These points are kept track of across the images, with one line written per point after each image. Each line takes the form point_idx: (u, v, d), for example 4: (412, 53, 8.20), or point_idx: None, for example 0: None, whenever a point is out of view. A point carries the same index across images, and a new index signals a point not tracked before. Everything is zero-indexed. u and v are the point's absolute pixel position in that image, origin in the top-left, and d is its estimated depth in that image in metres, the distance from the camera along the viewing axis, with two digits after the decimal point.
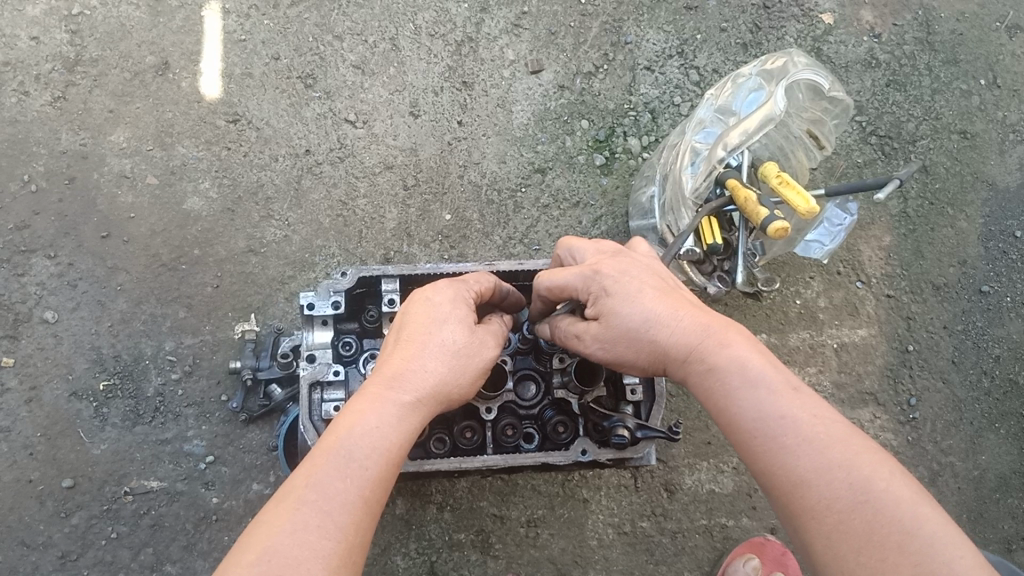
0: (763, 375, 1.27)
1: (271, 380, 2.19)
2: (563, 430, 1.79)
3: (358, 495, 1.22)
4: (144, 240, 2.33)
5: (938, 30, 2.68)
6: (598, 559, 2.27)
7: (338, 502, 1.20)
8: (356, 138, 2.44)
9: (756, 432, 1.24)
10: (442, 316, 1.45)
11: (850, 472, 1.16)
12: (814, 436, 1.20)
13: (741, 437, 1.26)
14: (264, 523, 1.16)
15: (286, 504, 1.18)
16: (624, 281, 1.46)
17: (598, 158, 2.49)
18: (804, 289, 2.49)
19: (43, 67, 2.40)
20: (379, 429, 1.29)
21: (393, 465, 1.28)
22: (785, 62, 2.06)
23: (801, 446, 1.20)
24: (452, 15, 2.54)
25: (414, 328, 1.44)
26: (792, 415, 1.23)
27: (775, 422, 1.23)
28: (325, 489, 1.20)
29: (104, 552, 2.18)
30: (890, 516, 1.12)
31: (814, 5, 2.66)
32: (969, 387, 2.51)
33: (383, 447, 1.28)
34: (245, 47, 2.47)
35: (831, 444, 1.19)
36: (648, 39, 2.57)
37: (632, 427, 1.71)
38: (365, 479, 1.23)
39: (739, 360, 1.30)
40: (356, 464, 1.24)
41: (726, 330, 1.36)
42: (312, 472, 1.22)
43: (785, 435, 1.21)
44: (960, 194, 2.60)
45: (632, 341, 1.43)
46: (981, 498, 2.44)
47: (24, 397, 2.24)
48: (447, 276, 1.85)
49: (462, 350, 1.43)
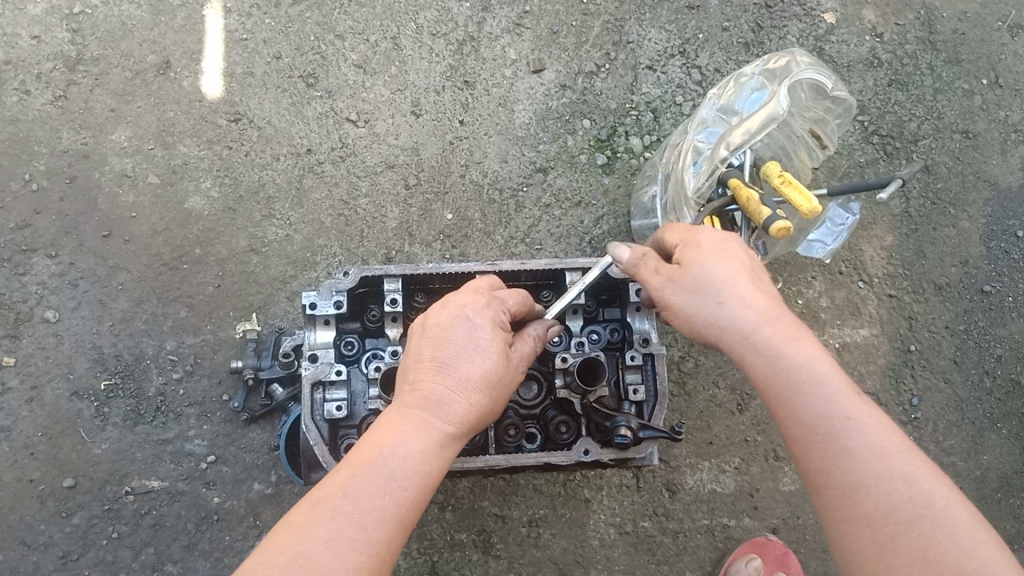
0: (830, 380, 1.30)
1: (273, 380, 2.18)
2: (566, 430, 1.79)
3: (393, 513, 1.23)
4: (144, 240, 2.33)
5: (940, 29, 2.67)
6: (600, 559, 2.26)
7: (373, 517, 1.21)
8: (358, 137, 2.44)
9: (819, 432, 1.26)
10: (482, 336, 1.43)
11: (912, 485, 1.20)
12: (878, 443, 1.23)
13: (799, 435, 1.28)
14: (295, 526, 1.18)
15: (320, 510, 1.20)
16: (723, 246, 1.44)
17: (600, 157, 2.49)
18: (806, 288, 2.48)
19: (44, 66, 2.40)
20: (415, 451, 1.31)
21: (427, 489, 1.30)
22: (787, 61, 2.06)
23: (864, 453, 1.23)
24: (453, 14, 2.54)
25: (450, 340, 1.43)
26: (858, 422, 1.25)
27: (841, 425, 1.25)
28: (363, 502, 1.22)
29: (105, 551, 2.18)
30: (946, 533, 1.15)
31: (816, 4, 2.65)
32: (971, 386, 2.51)
33: (419, 470, 1.29)
34: (246, 46, 2.46)
35: (893, 456, 1.22)
36: (650, 38, 2.57)
37: (635, 427, 1.70)
38: (401, 501, 1.25)
39: (805, 360, 1.32)
40: (394, 483, 1.26)
41: (785, 331, 1.35)
42: (348, 484, 1.23)
43: (852, 441, 1.24)
44: (962, 194, 2.60)
45: (698, 295, 1.41)
46: (983, 497, 2.44)
47: (26, 396, 2.24)
48: (448, 275, 1.84)
49: (500, 375, 1.43)
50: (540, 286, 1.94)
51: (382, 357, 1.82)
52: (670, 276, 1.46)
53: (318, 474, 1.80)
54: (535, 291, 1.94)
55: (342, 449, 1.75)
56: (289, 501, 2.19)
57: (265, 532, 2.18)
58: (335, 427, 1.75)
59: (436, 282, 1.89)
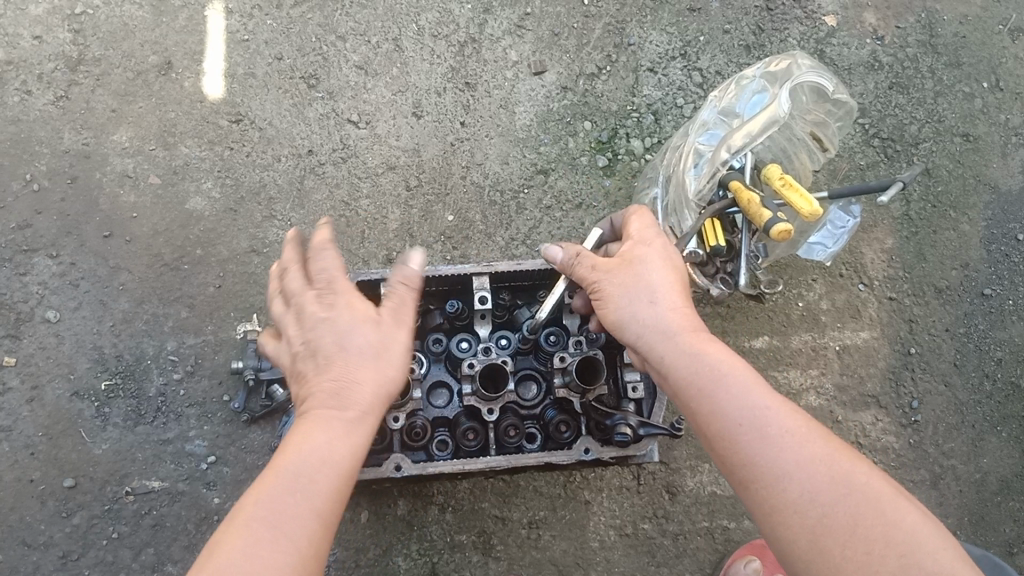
0: (747, 381, 1.38)
1: (274, 380, 2.20)
2: (565, 429, 1.78)
3: (318, 514, 1.27)
4: (145, 240, 2.33)
5: (940, 33, 2.68)
6: (600, 561, 2.26)
7: (298, 521, 1.25)
8: (359, 138, 2.44)
9: (739, 425, 1.33)
10: (358, 330, 1.44)
11: (831, 466, 1.25)
12: (792, 430, 1.30)
13: (720, 430, 1.34)
14: (232, 537, 1.21)
15: (237, 523, 1.23)
16: (662, 253, 1.58)
17: (601, 159, 2.49)
18: (807, 291, 2.49)
19: (45, 66, 2.40)
20: (331, 453, 1.34)
21: (345, 486, 1.34)
22: (788, 64, 2.06)
23: (782, 440, 1.29)
24: (455, 16, 2.54)
25: (332, 340, 1.43)
26: (773, 414, 1.32)
27: (755, 417, 1.32)
28: (275, 512, 1.24)
29: (105, 551, 2.17)
30: (873, 508, 1.21)
31: (817, 8, 2.66)
32: (971, 390, 2.51)
33: (337, 468, 1.33)
34: (248, 47, 2.47)
35: (811, 440, 1.29)
36: (651, 40, 2.58)
37: (635, 425, 1.71)
38: (319, 501, 1.29)
39: (725, 363, 1.41)
40: (308, 497, 1.28)
41: (703, 338, 1.47)
42: (266, 492, 1.27)
43: (769, 429, 1.31)
44: (963, 197, 2.60)
45: (633, 293, 1.54)
46: (983, 500, 2.44)
47: (26, 396, 2.23)
48: (443, 278, 1.84)
49: (382, 365, 1.44)
50: (537, 285, 1.93)
51: None
52: (608, 271, 1.58)
53: None
54: (533, 292, 1.94)
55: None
56: None
57: None
58: None
59: (432, 285, 1.87)
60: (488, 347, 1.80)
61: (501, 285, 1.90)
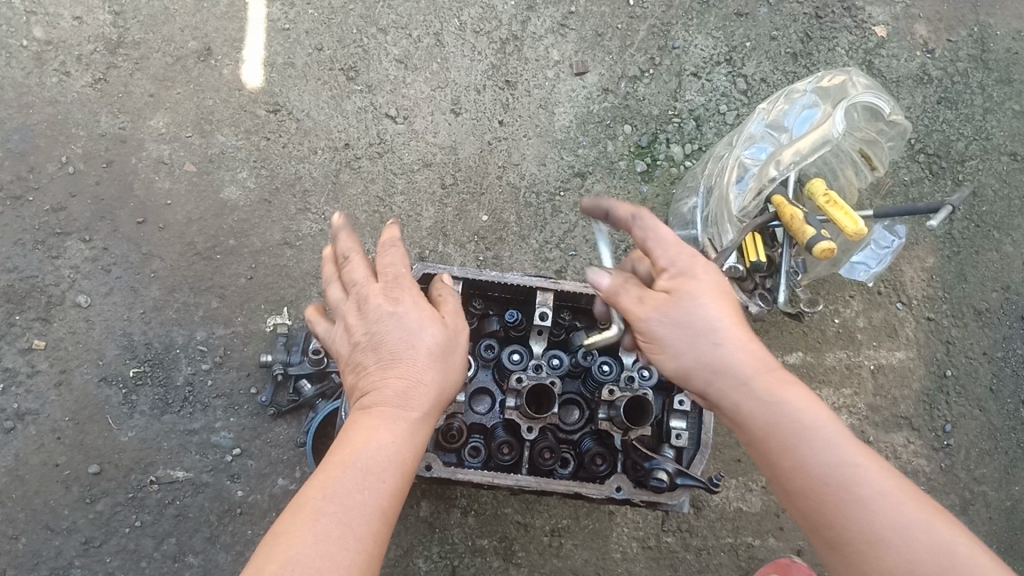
0: (827, 426, 1.23)
1: (301, 376, 2.18)
2: (601, 462, 1.73)
3: (376, 509, 1.18)
4: (179, 228, 2.32)
5: (992, 48, 2.62)
6: (621, 572, 2.24)
7: (360, 521, 1.15)
8: (396, 134, 2.42)
9: (828, 478, 1.18)
10: (423, 327, 1.39)
11: (895, 507, 1.13)
12: (854, 469, 1.17)
13: (812, 485, 1.19)
14: (291, 532, 1.10)
15: (305, 514, 1.13)
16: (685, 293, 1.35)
17: (639, 164, 2.45)
18: (843, 307, 2.44)
19: (84, 48, 2.37)
20: (388, 448, 1.26)
21: (405, 483, 1.26)
22: (843, 81, 2.01)
23: (839, 477, 1.17)
24: (498, 12, 2.50)
25: (393, 340, 1.38)
26: (865, 468, 1.17)
27: (847, 474, 1.17)
28: (344, 502, 1.15)
29: (127, 540, 2.18)
30: (937, 552, 1.09)
31: (867, 17, 2.59)
32: (1005, 416, 2.46)
33: (395, 463, 1.25)
34: (288, 36, 2.44)
35: (906, 504, 1.14)
36: (696, 44, 2.53)
37: (672, 472, 1.66)
38: (381, 497, 1.20)
39: (802, 405, 1.25)
40: (375, 483, 1.20)
41: (778, 377, 1.30)
42: (329, 486, 1.17)
43: (864, 490, 1.15)
44: (1008, 217, 2.55)
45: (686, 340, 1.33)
46: (1013, 529, 2.41)
47: (54, 380, 2.23)
48: (510, 286, 1.80)
49: (446, 359, 1.39)
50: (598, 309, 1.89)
51: None
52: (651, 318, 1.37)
53: None
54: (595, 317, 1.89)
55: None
56: None
57: None
58: None
59: (496, 290, 1.83)
60: (536, 365, 1.76)
61: (564, 304, 1.87)
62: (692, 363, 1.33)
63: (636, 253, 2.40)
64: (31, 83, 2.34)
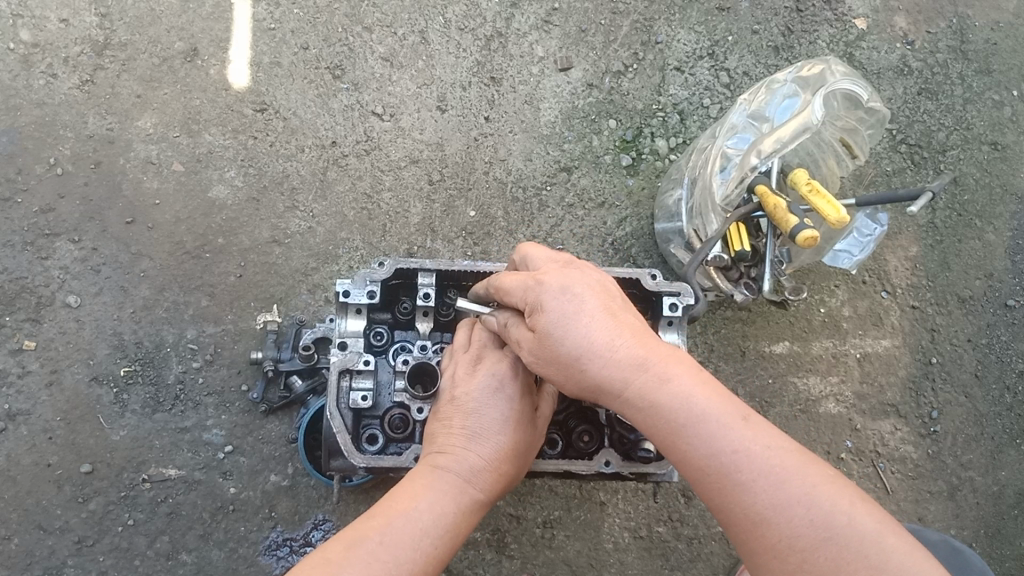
0: (710, 410, 1.22)
1: (292, 372, 2.19)
2: (588, 439, 1.77)
3: (422, 569, 1.27)
4: (168, 227, 2.33)
5: (971, 39, 2.65)
6: (613, 562, 2.26)
7: (406, 570, 1.25)
8: (382, 131, 2.43)
9: (712, 470, 1.19)
10: (511, 407, 1.49)
11: (727, 437, 1.20)
12: (688, 413, 1.23)
13: (695, 476, 1.21)
14: (333, 560, 1.21)
15: (355, 549, 1.24)
16: (567, 294, 1.37)
17: (625, 158, 2.48)
18: (829, 297, 2.46)
19: (71, 49, 2.38)
20: (446, 512, 1.36)
21: (453, 542, 1.35)
22: (822, 69, 2.04)
23: (681, 426, 1.23)
24: (482, 9, 2.52)
25: (477, 413, 1.49)
26: (745, 450, 1.18)
27: (725, 457, 1.18)
28: (395, 549, 1.26)
29: (120, 538, 2.19)
30: (761, 477, 1.16)
31: (848, 10, 2.62)
32: (991, 402, 2.49)
33: (450, 531, 1.35)
34: (274, 35, 2.46)
35: (788, 481, 1.15)
36: (678, 39, 2.55)
37: (658, 442, 1.70)
38: (430, 556, 1.30)
39: (686, 394, 1.25)
40: (424, 539, 1.30)
41: (656, 369, 1.28)
42: (385, 531, 1.28)
43: (741, 474, 1.17)
44: (989, 207, 2.58)
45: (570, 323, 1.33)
46: (1000, 514, 2.44)
47: (45, 380, 2.23)
48: (484, 275, 1.81)
49: (526, 446, 1.49)
50: None
51: (410, 348, 1.79)
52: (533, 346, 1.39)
53: (339, 461, 1.77)
54: None
55: (364, 439, 1.71)
56: (305, 494, 2.22)
57: (280, 524, 2.20)
58: (358, 417, 1.72)
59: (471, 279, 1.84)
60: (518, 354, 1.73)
61: None
62: (593, 377, 1.32)
63: (623, 246, 2.42)
64: (18, 86, 2.35)
